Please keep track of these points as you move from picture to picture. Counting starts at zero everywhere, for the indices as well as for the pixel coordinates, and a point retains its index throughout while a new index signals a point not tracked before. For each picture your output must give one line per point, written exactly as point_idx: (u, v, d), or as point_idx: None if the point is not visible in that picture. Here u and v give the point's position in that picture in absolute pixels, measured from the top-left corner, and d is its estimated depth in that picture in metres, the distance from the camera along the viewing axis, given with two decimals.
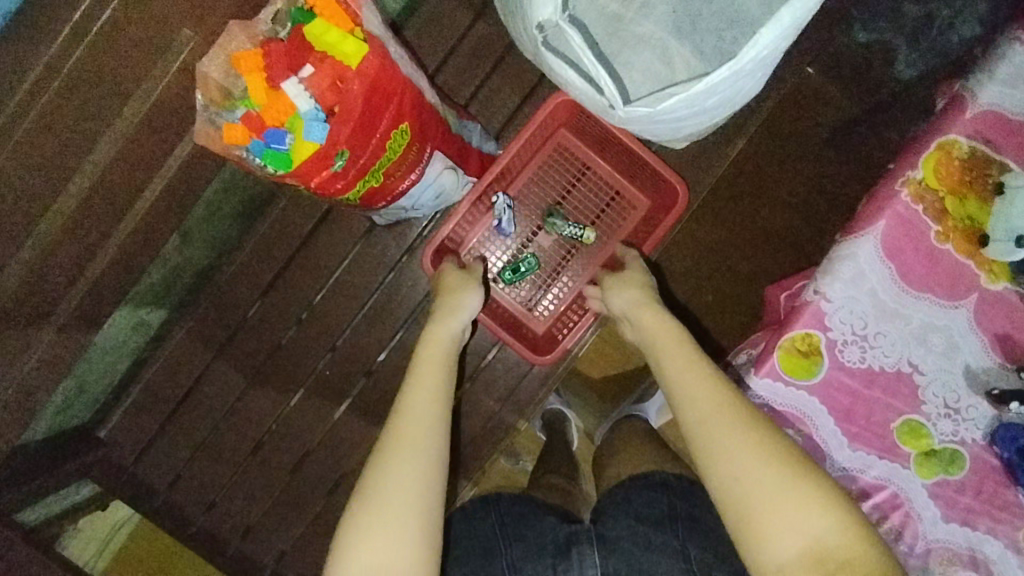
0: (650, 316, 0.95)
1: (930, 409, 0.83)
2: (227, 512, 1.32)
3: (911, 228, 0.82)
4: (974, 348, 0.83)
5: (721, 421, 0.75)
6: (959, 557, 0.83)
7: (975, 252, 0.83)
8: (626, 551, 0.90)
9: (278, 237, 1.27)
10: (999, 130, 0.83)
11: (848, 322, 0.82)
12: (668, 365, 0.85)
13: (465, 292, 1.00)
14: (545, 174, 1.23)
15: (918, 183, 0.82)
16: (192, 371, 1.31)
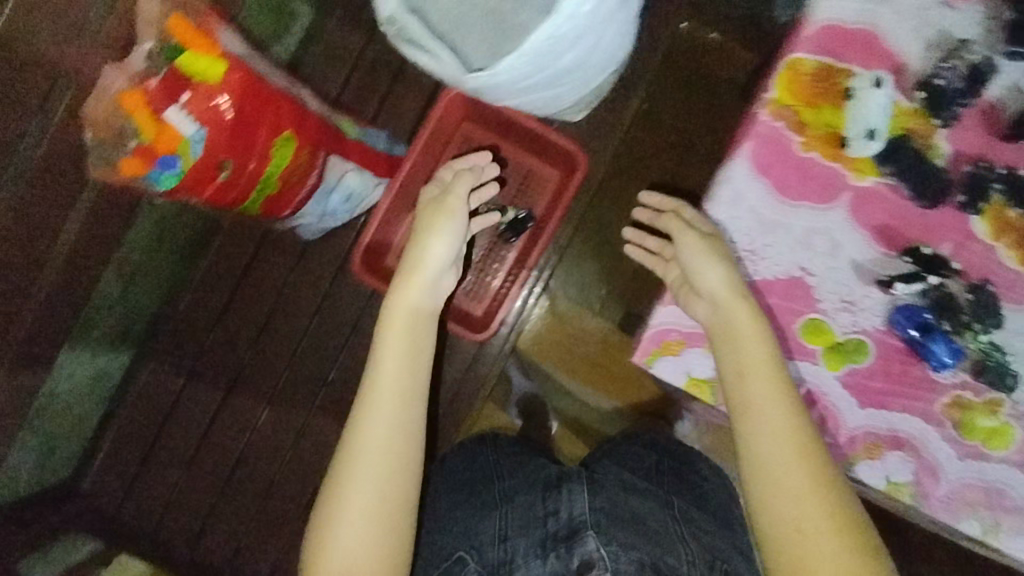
0: (740, 309, 1.06)
1: (833, 301, 1.13)
2: (220, 526, 1.81)
3: (778, 143, 1.15)
4: (857, 242, 1.13)
5: (784, 437, 1.00)
6: (889, 441, 1.11)
7: (838, 152, 1.14)
8: (611, 493, 1.30)
9: (224, 266, 1.83)
10: (875, 56, 1.13)
11: (737, 236, 1.15)
12: (756, 410, 1.02)
13: (428, 240, 1.22)
14: (458, 164, 1.56)
15: (774, 102, 1.14)
16: (167, 400, 1.86)
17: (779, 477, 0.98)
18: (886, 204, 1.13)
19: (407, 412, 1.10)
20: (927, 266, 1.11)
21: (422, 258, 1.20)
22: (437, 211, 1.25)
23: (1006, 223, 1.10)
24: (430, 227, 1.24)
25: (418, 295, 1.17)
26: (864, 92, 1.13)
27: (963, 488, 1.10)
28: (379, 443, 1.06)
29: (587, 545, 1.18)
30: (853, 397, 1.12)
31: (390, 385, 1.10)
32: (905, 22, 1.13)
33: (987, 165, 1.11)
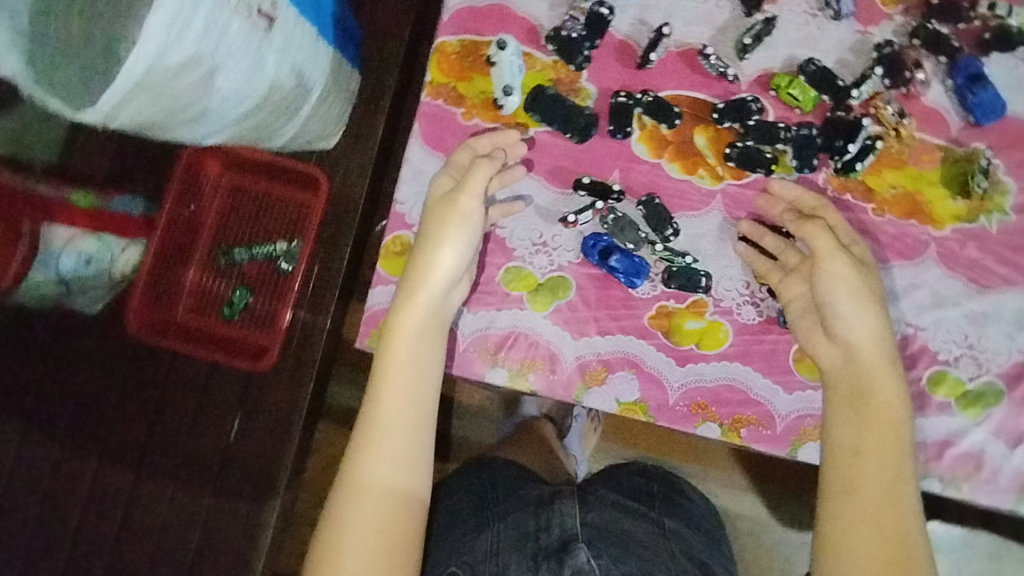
0: (864, 335, 0.76)
1: (714, 294, 0.89)
2: None
3: (442, 117, 0.93)
4: (535, 188, 0.91)
5: (874, 494, 0.69)
6: (714, 392, 0.87)
7: (498, 115, 0.92)
8: (602, 510, 0.98)
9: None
10: (620, 52, 0.93)
11: (526, 237, 0.90)
12: (864, 449, 0.71)
13: (435, 249, 0.81)
14: (247, 214, 1.21)
15: (430, 85, 0.93)
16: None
17: (860, 526, 0.67)
18: (654, 181, 0.91)
19: (405, 420, 0.76)
20: (800, 150, 0.89)
21: (423, 276, 0.81)
22: (445, 217, 0.82)
23: (881, 180, 0.90)
24: (432, 237, 0.82)
25: (423, 327, 0.80)
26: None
27: (943, 452, 0.85)
28: (377, 507, 0.72)
29: (577, 557, 0.88)
30: (662, 353, 0.88)
31: (396, 401, 0.77)
32: (694, 24, 0.93)
33: (842, 110, 0.89)
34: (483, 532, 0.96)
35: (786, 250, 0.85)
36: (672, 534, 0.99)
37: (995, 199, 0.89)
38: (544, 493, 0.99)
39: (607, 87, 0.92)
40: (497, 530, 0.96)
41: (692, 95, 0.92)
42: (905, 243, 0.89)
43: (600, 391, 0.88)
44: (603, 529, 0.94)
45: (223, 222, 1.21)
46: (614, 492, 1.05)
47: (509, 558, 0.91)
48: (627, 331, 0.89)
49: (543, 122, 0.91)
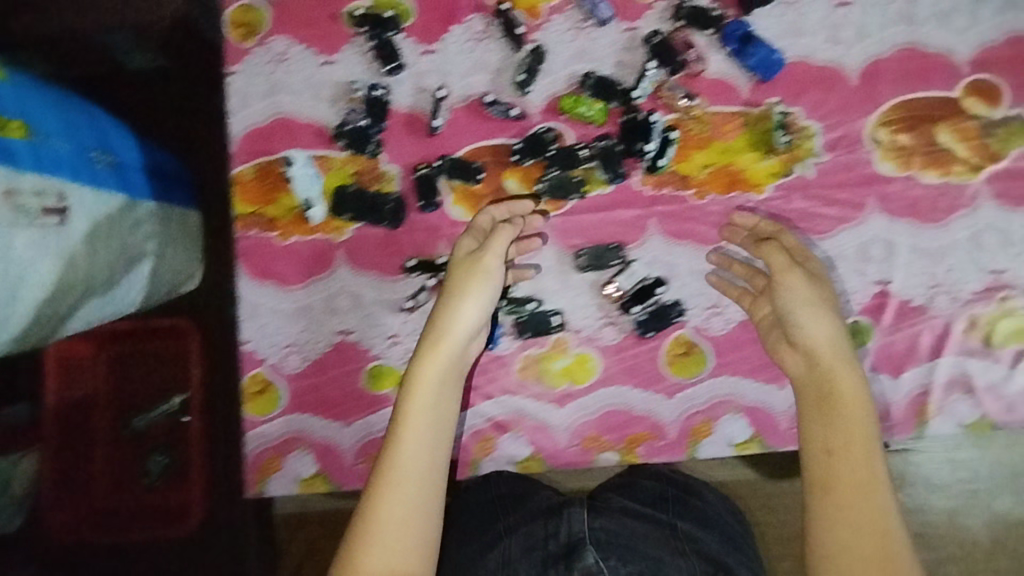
0: (827, 347, 0.76)
1: (572, 325, 0.89)
2: None
3: (261, 244, 0.93)
4: (370, 284, 0.91)
5: (850, 489, 0.68)
6: (601, 421, 0.88)
7: (312, 226, 0.92)
8: (613, 514, 0.79)
9: None
10: (408, 125, 0.93)
11: (375, 334, 0.91)
12: (850, 438, 0.71)
13: (457, 306, 0.79)
14: (141, 374, 1.08)
15: (240, 217, 0.93)
16: None
17: (842, 533, 0.66)
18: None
19: (422, 477, 0.72)
20: (607, 161, 0.89)
21: (447, 330, 0.78)
22: (468, 273, 0.81)
23: (692, 164, 0.90)
24: (456, 291, 0.80)
25: (446, 385, 0.77)
26: (415, 56, 0.93)
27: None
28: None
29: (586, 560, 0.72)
30: (541, 401, 0.89)
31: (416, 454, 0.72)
32: (469, 75, 0.93)
33: (633, 113, 0.90)
34: (495, 549, 0.78)
35: (757, 275, 0.85)
36: (683, 547, 0.76)
37: (804, 145, 0.89)
38: (551, 502, 0.81)
39: (406, 161, 0.92)
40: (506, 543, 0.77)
41: (489, 142, 0.92)
42: (733, 215, 0.89)
43: (494, 458, 0.89)
44: (615, 537, 0.75)
45: (113, 389, 1.07)
46: (621, 496, 0.83)
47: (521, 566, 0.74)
48: (501, 392, 0.89)
49: (355, 219, 0.91)
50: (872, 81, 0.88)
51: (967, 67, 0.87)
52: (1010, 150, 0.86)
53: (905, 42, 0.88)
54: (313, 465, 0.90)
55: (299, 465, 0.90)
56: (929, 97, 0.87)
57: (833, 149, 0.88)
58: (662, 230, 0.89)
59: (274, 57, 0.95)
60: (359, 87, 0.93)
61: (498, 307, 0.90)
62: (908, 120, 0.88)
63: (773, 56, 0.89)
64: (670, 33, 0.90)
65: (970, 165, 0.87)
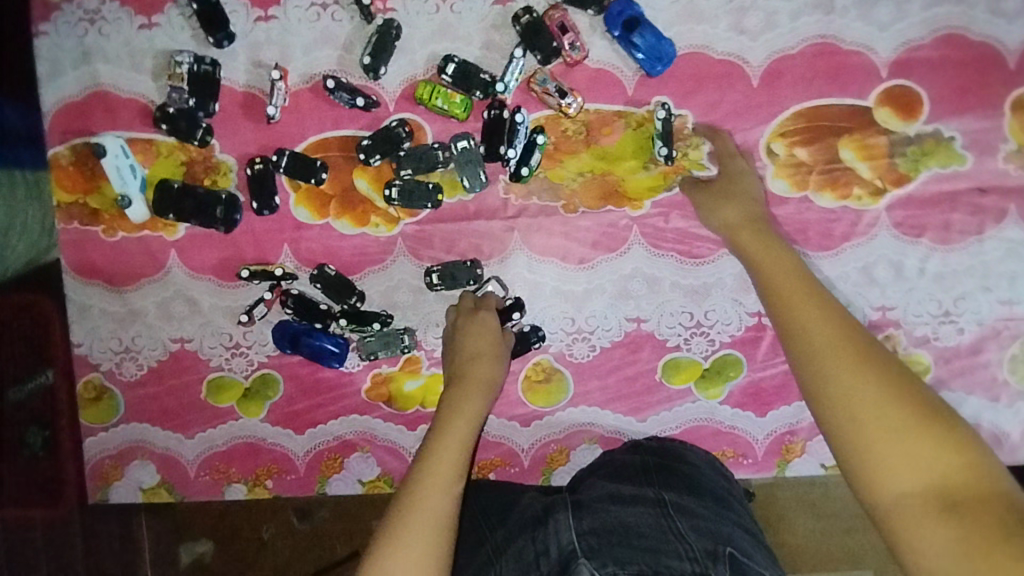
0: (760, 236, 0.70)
1: (425, 344, 0.83)
2: None
3: (85, 240, 0.84)
4: (207, 289, 0.83)
5: (820, 318, 0.57)
6: None
7: (139, 221, 0.82)
8: (600, 509, 0.68)
9: None
10: (247, 107, 0.81)
11: (216, 343, 0.84)
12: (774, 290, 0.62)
13: (487, 359, 0.75)
14: None
15: (59, 207, 0.83)
16: None
17: (837, 366, 0.53)
18: (325, 244, 0.82)
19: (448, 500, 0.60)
20: (465, 164, 0.79)
21: (484, 377, 0.73)
22: (489, 333, 0.76)
23: (564, 171, 0.79)
24: (483, 346, 0.76)
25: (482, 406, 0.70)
26: (250, 27, 0.79)
27: (693, 438, 0.82)
28: None
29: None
30: (391, 421, 0.84)
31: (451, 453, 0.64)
32: (314, 49, 0.80)
33: (496, 109, 0.78)
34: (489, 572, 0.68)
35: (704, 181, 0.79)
36: (681, 517, 0.66)
37: (691, 155, 0.78)
38: (536, 511, 0.72)
39: (245, 152, 0.82)
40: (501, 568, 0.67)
41: (337, 134, 0.81)
42: (608, 230, 0.80)
43: (341, 477, 0.85)
44: (608, 529, 0.64)
45: None
46: (604, 482, 0.73)
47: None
48: (349, 411, 0.84)
49: (183, 219, 0.81)
50: (774, 83, 0.77)
51: (885, 70, 0.76)
52: (921, 173, 0.76)
53: (818, 35, 0.76)
54: (156, 474, 0.86)
55: (140, 474, 0.86)
56: (836, 105, 0.77)
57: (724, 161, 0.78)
58: (526, 244, 0.81)
59: (85, 15, 0.80)
60: (180, 61, 0.79)
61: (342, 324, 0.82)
62: (810, 132, 0.77)
63: (663, 46, 0.76)
64: (546, 12, 0.76)
65: (871, 189, 0.77)
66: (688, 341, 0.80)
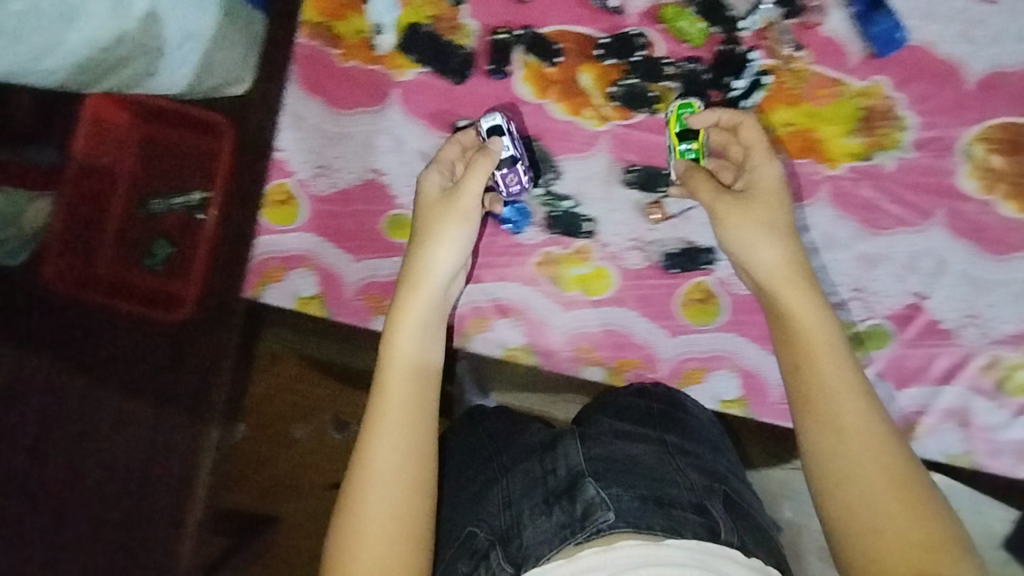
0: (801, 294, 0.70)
1: (601, 238, 0.87)
2: None
3: (319, 60, 0.89)
4: (416, 134, 0.89)
5: (861, 433, 0.61)
6: (598, 337, 0.87)
7: (376, 56, 0.88)
8: (608, 442, 0.73)
9: None
10: None
11: (409, 183, 0.89)
12: (809, 371, 0.65)
13: (433, 246, 0.76)
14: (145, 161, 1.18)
15: (306, 25, 0.89)
16: None
17: (852, 491, 0.59)
18: (536, 122, 0.87)
19: (408, 426, 0.67)
20: (688, 85, 0.85)
21: (426, 271, 0.75)
22: (445, 212, 0.77)
23: (772, 118, 0.85)
24: (432, 234, 0.77)
25: (427, 313, 0.74)
26: None
27: None
28: (384, 536, 0.62)
29: (585, 491, 0.65)
30: (547, 298, 0.88)
31: (396, 425, 0.67)
32: None
33: (731, 44, 0.84)
34: (493, 487, 0.74)
35: (721, 168, 0.81)
36: (677, 454, 0.73)
37: (893, 135, 0.85)
38: (545, 438, 0.76)
39: (487, 23, 0.87)
40: (506, 483, 0.73)
41: (576, 30, 0.86)
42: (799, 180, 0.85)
43: (486, 337, 0.88)
44: (612, 460, 0.70)
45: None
46: (611, 418, 0.77)
47: (523, 508, 0.68)
48: (512, 279, 0.88)
49: (420, 64, 0.87)
50: (988, 92, 0.83)
51: None
52: None
53: None
54: (314, 286, 0.90)
55: (299, 282, 0.90)
56: None
57: (922, 149, 0.84)
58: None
59: None
60: None
61: (532, 196, 0.87)
62: (1010, 143, 0.83)
63: (898, 32, 0.83)
64: None
65: None
66: (844, 301, 0.85)
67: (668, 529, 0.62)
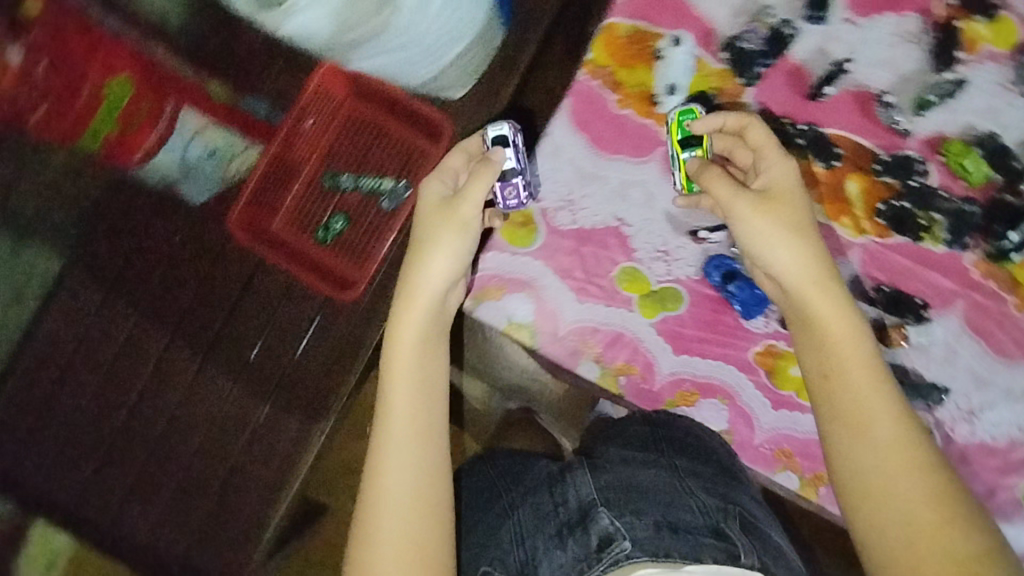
0: (822, 297, 0.71)
1: None
2: (125, 526, 1.21)
3: (594, 101, 0.91)
4: (670, 194, 0.89)
5: (888, 444, 0.67)
6: (803, 444, 0.85)
7: (652, 112, 0.89)
8: (616, 469, 0.77)
9: (113, 241, 1.21)
10: (793, 77, 0.88)
11: (650, 241, 0.88)
12: (836, 388, 0.70)
13: (428, 258, 0.80)
14: (342, 142, 1.22)
15: (591, 64, 0.91)
16: (82, 394, 1.22)
17: (885, 503, 0.65)
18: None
19: (417, 439, 0.75)
20: (955, 222, 0.84)
21: (422, 285, 0.79)
22: (443, 223, 0.80)
23: None
24: (427, 247, 0.80)
25: (418, 328, 0.78)
26: (836, 27, 0.88)
27: None
28: (407, 534, 0.71)
29: (600, 522, 0.70)
30: (760, 392, 0.86)
31: (401, 439, 0.74)
32: (879, 66, 0.87)
33: (1011, 194, 0.84)
34: (506, 518, 0.80)
35: (737, 151, 0.82)
36: (686, 477, 0.77)
37: None
38: (551, 468, 0.82)
39: (771, 109, 0.88)
40: (518, 515, 0.78)
41: (855, 139, 0.86)
42: None
43: (689, 413, 0.87)
44: (622, 484, 0.75)
45: None
46: (615, 444, 0.82)
47: (537, 542, 0.74)
48: (731, 363, 0.86)
49: None
50: None
51: None
52: None
53: None
54: (531, 315, 0.89)
55: (516, 307, 0.89)
56: None
57: None
58: (963, 316, 0.84)
59: None
60: (773, 15, 0.89)
61: None
62: None
63: None
64: None
65: None
66: None
67: (688, 556, 0.65)
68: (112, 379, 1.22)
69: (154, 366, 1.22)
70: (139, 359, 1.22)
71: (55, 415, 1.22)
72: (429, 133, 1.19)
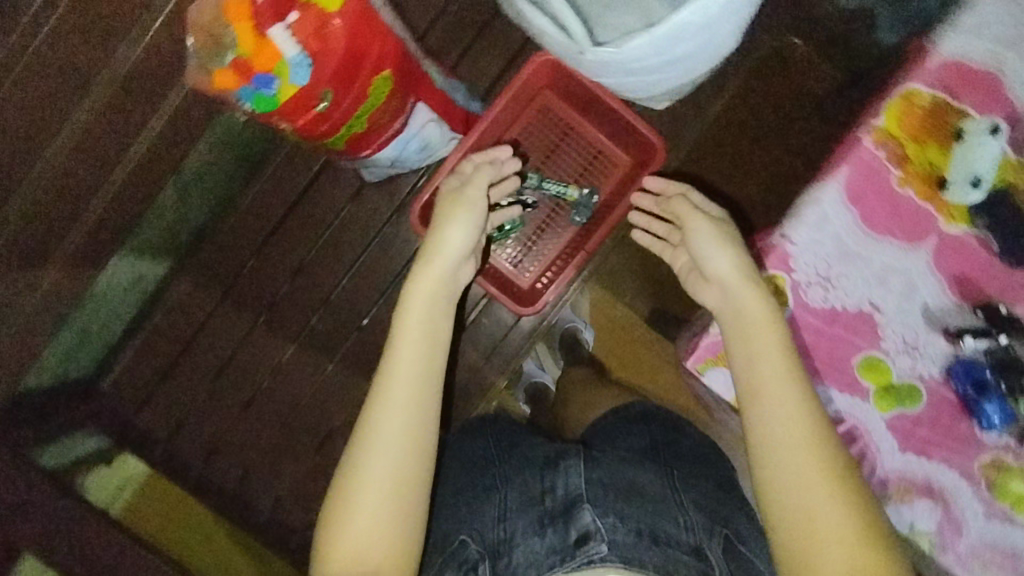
0: (754, 292, 0.76)
1: None
2: (257, 489, 1.20)
3: (874, 173, 0.84)
4: (932, 288, 0.85)
5: (803, 444, 0.67)
6: (1004, 558, 0.86)
7: (936, 196, 0.84)
8: (613, 467, 0.82)
9: (271, 196, 1.14)
10: None
11: (901, 333, 0.86)
12: (757, 384, 0.71)
13: (449, 225, 0.83)
14: (529, 135, 1.13)
15: (881, 131, 0.84)
16: (220, 350, 1.18)
17: (806, 505, 0.65)
18: None
19: (422, 376, 0.72)
20: None
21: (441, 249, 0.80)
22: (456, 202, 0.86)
23: None
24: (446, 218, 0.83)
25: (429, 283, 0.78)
26: None
27: None
28: (391, 469, 0.67)
29: (582, 518, 0.73)
30: (975, 499, 0.86)
31: (407, 374, 0.71)
32: None
33: None
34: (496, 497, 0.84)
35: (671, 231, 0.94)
36: (680, 490, 0.81)
37: None
38: (550, 455, 0.87)
39: None
40: (506, 495, 0.83)
41: None
42: None
43: (901, 510, 0.87)
44: (612, 481, 0.79)
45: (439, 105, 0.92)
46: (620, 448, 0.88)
47: (520, 526, 0.78)
48: (953, 467, 0.87)
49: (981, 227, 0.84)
50: None
51: None
52: None
53: None
54: None
55: None
56: None
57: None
58: None
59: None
60: None
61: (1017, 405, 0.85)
62: None
63: None
64: None
65: None
66: None
67: (660, 569, 0.69)
68: (254, 339, 1.18)
69: (301, 331, 1.18)
70: (289, 324, 1.18)
71: (191, 368, 1.18)
72: (634, 139, 1.11)
